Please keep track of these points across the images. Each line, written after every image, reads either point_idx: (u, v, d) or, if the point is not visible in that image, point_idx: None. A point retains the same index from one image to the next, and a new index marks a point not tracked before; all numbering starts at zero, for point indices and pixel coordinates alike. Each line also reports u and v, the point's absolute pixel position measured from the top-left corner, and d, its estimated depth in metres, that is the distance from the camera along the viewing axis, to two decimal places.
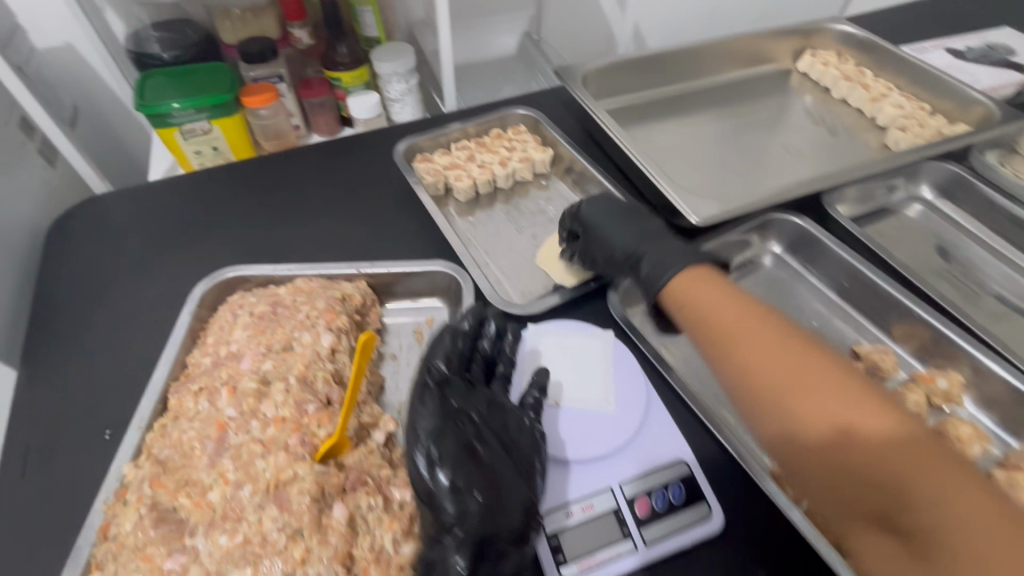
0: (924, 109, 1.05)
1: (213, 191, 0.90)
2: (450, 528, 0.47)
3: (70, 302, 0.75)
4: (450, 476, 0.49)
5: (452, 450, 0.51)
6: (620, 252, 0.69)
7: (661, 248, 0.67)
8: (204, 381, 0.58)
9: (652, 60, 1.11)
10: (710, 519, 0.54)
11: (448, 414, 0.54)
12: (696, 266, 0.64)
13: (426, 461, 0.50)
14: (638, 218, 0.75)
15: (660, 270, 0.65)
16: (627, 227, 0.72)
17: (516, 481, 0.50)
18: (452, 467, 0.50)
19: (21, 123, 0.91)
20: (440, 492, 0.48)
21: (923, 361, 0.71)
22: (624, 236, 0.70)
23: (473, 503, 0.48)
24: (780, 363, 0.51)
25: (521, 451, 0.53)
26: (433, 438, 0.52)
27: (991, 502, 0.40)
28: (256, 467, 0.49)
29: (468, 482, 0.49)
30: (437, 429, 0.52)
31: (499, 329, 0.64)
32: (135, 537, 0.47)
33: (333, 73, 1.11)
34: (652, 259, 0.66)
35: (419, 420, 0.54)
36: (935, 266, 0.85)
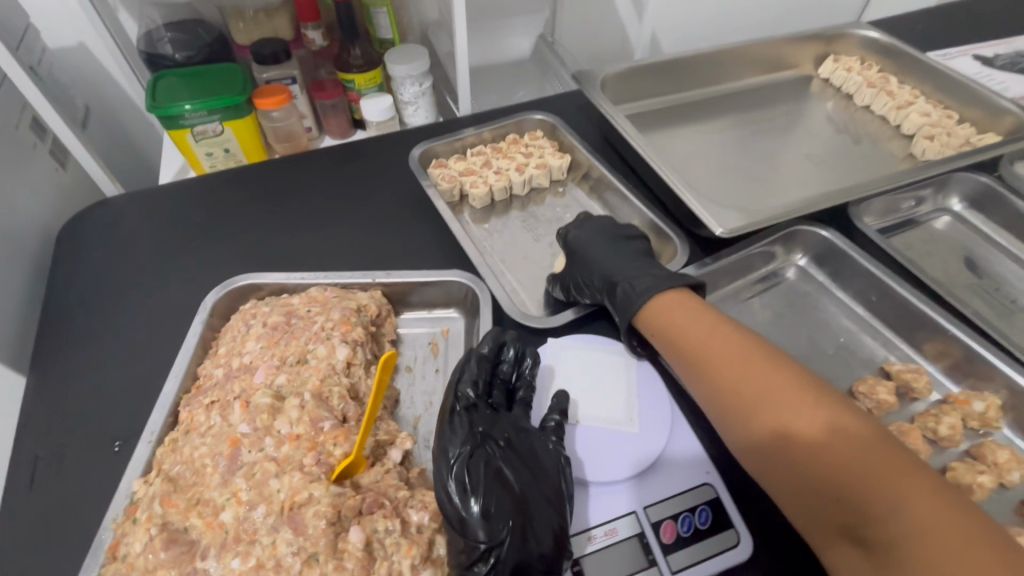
0: (951, 117, 1.02)
1: (225, 195, 0.89)
2: (482, 557, 0.46)
3: (80, 308, 0.74)
4: (482, 505, 0.48)
5: (484, 478, 0.50)
6: (596, 278, 0.68)
7: (637, 274, 0.66)
8: (216, 394, 0.56)
9: (671, 65, 1.09)
10: (739, 545, 0.52)
11: (477, 440, 0.53)
12: (672, 292, 0.63)
13: (458, 488, 0.49)
14: (618, 243, 0.73)
15: (634, 297, 0.63)
16: (605, 252, 0.70)
17: (548, 509, 0.49)
18: (485, 495, 0.48)
19: (33, 124, 0.91)
20: (473, 521, 0.47)
21: (956, 381, 0.68)
22: (600, 261, 0.69)
23: (506, 533, 0.47)
24: (759, 376, 0.52)
25: (551, 477, 0.52)
26: (462, 465, 0.50)
27: (955, 508, 0.41)
28: (270, 487, 0.48)
29: (500, 511, 0.48)
30: (465, 455, 0.51)
31: (519, 354, 0.62)
32: (145, 559, 0.45)
33: (346, 75, 1.09)
34: (627, 286, 0.65)
35: (446, 446, 0.52)
36: (966, 280, 0.82)
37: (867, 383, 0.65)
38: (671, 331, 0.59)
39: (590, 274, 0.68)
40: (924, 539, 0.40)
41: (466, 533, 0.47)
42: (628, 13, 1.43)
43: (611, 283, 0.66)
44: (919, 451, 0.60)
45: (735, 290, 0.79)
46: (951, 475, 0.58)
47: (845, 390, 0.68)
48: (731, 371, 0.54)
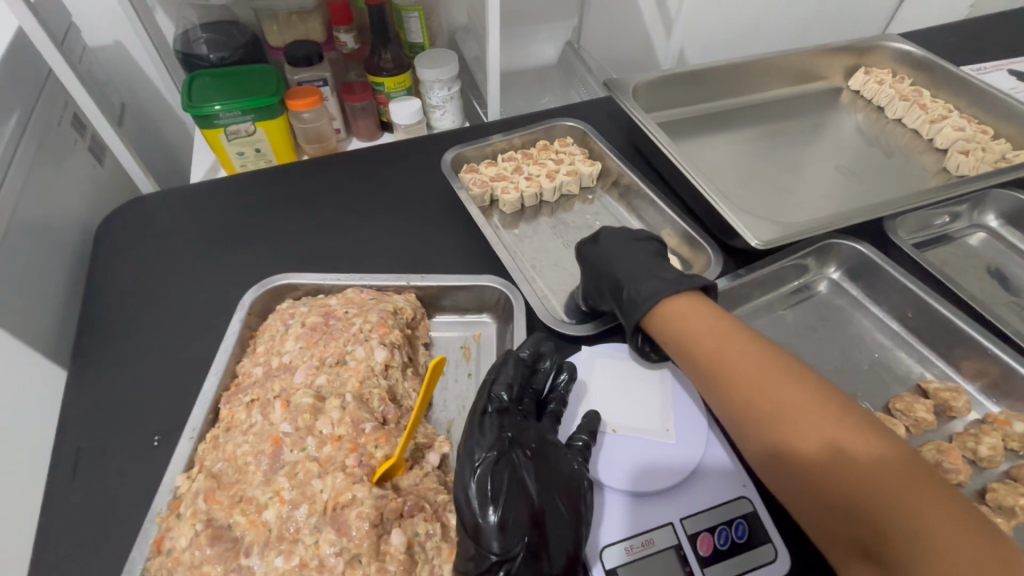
0: (986, 132, 1.01)
1: (258, 195, 0.90)
2: (492, 570, 0.46)
3: (119, 302, 0.75)
4: (500, 515, 0.47)
5: (506, 487, 0.48)
6: (608, 281, 0.68)
7: (645, 278, 0.65)
8: (257, 392, 0.57)
9: (702, 74, 1.08)
10: (778, 561, 0.51)
11: (504, 446, 0.51)
12: (677, 299, 0.61)
13: (478, 493, 0.48)
14: (637, 242, 0.72)
15: (638, 304, 0.63)
16: (618, 254, 0.69)
17: (566, 531, 0.48)
18: (504, 506, 0.47)
19: (74, 120, 0.93)
20: (489, 531, 0.46)
21: (995, 400, 0.67)
22: (612, 264, 0.68)
23: (521, 548, 0.46)
24: (771, 385, 0.52)
25: (574, 497, 0.50)
26: (485, 469, 0.49)
27: (968, 519, 0.41)
28: (313, 487, 0.48)
29: (517, 524, 0.47)
30: (489, 459, 0.50)
31: (555, 366, 0.62)
32: (191, 554, 0.46)
33: (376, 78, 1.10)
34: (632, 291, 0.64)
35: (472, 449, 0.51)
36: (1003, 298, 0.81)
37: (904, 400, 0.65)
38: (675, 341, 0.59)
39: (602, 277, 0.68)
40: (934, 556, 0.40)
41: (479, 541, 0.46)
42: (654, 22, 1.43)
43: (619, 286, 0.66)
44: (959, 471, 0.59)
45: (768, 301, 0.79)
46: (992, 496, 0.57)
47: (881, 407, 0.67)
48: (743, 379, 0.53)
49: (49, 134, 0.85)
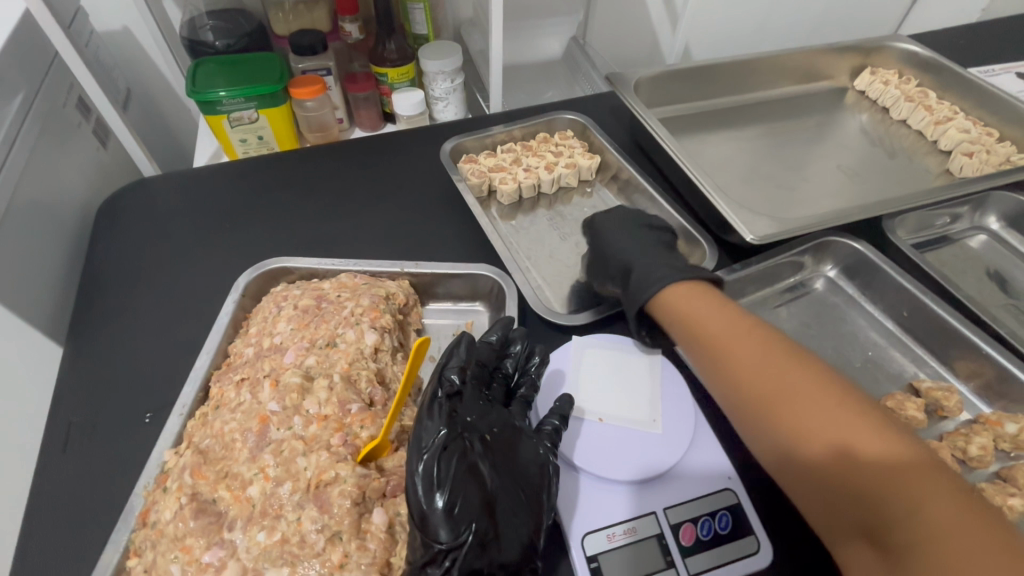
0: (991, 134, 1.00)
1: (258, 180, 0.91)
2: (438, 558, 0.45)
3: (117, 282, 0.76)
4: (447, 500, 0.45)
5: (455, 472, 0.47)
6: (617, 265, 0.69)
7: (653, 263, 0.66)
8: (247, 372, 0.57)
9: (706, 70, 1.08)
10: (759, 553, 0.52)
11: (456, 431, 0.50)
12: (683, 287, 0.62)
13: (425, 479, 0.46)
14: (645, 231, 0.73)
15: (643, 288, 0.63)
16: (628, 239, 0.71)
17: (519, 519, 0.48)
18: (453, 491, 0.46)
19: (78, 102, 0.94)
20: (436, 518, 0.45)
21: (988, 402, 0.67)
22: (623, 248, 0.70)
23: (468, 535, 0.45)
24: (777, 376, 0.52)
25: (530, 486, 0.51)
26: (433, 454, 0.48)
27: (969, 505, 0.41)
28: (297, 465, 0.49)
29: (465, 510, 0.46)
30: (439, 443, 0.48)
31: (526, 352, 0.63)
32: (175, 527, 0.46)
33: (379, 68, 1.10)
34: (639, 276, 0.65)
35: (423, 433, 0.50)
36: (1002, 300, 0.80)
37: (895, 398, 0.64)
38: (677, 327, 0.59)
39: (612, 261, 0.70)
40: (933, 543, 0.40)
41: (425, 528, 0.45)
42: (661, 19, 1.42)
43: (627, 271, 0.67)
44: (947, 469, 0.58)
45: (763, 298, 0.79)
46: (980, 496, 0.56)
47: None
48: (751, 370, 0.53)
49: (53, 116, 0.86)
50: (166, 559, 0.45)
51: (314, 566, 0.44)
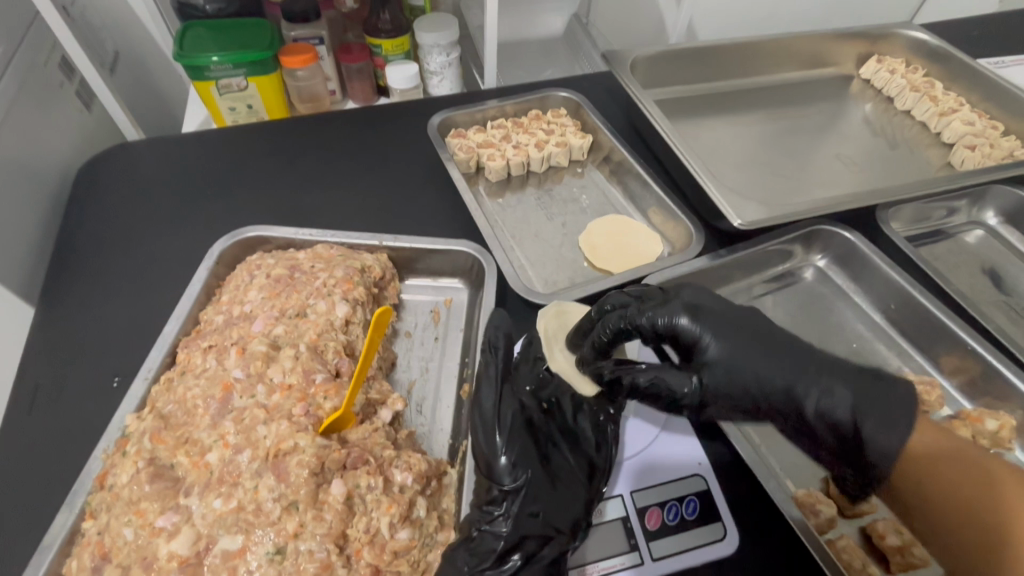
0: (996, 128, 0.97)
1: (241, 148, 0.89)
2: (497, 498, 0.48)
3: (92, 245, 0.74)
4: (505, 447, 0.49)
5: (514, 428, 0.51)
6: (768, 403, 0.49)
7: (829, 380, 0.48)
8: (214, 339, 0.56)
9: (707, 52, 1.05)
10: (724, 540, 0.51)
11: (510, 394, 0.53)
12: (881, 402, 0.47)
13: (487, 433, 0.50)
14: (752, 326, 0.52)
15: (852, 444, 0.46)
16: (760, 360, 0.49)
17: (574, 473, 0.50)
18: (509, 440, 0.49)
19: (62, 63, 0.91)
20: (497, 466, 0.48)
21: (972, 399, 0.65)
22: (762, 373, 0.49)
23: (525, 480, 0.48)
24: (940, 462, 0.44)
25: (582, 447, 0.52)
26: (491, 409, 0.52)
27: None
28: (257, 433, 0.48)
29: (523, 460, 0.49)
30: (494, 399, 0.52)
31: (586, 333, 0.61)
32: (130, 490, 0.46)
33: (373, 39, 1.07)
34: (830, 416, 0.47)
35: (480, 393, 0.53)
36: (993, 295, 0.78)
37: None
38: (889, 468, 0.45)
39: (756, 400, 0.49)
40: None
41: (488, 470, 0.49)
42: None
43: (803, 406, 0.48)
44: None
45: (749, 285, 0.77)
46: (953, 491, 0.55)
47: None
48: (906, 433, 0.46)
49: (34, 75, 0.84)
50: (119, 522, 0.45)
51: (268, 534, 0.43)
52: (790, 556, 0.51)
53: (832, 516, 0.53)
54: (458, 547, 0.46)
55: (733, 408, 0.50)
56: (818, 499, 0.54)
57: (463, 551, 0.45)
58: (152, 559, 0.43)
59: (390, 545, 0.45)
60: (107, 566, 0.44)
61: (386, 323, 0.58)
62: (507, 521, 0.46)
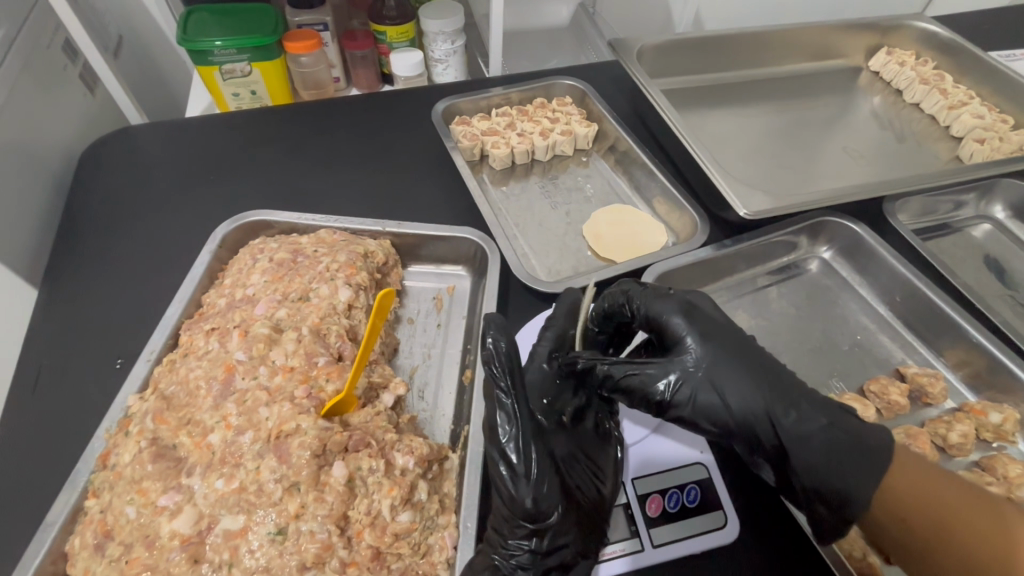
0: (1006, 121, 0.96)
1: (245, 134, 0.89)
2: (527, 534, 0.46)
3: (96, 228, 0.74)
4: (534, 485, 0.47)
5: (539, 461, 0.48)
6: (740, 415, 0.49)
7: (806, 411, 0.48)
8: (217, 321, 0.56)
9: (714, 41, 1.04)
10: (725, 528, 0.50)
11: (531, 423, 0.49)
12: (856, 443, 0.47)
13: (511, 466, 0.47)
14: (746, 343, 0.52)
15: (818, 470, 0.46)
16: (743, 372, 0.49)
17: (594, 501, 0.50)
18: (537, 477, 0.47)
19: (65, 46, 0.91)
20: (525, 501, 0.46)
21: (976, 391, 0.65)
22: (742, 386, 0.49)
23: (555, 515, 0.47)
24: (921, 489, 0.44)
25: (597, 472, 0.52)
26: (515, 443, 0.48)
27: None
28: (259, 415, 0.48)
29: (551, 493, 0.47)
30: (518, 430, 0.48)
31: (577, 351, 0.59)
32: (133, 470, 0.46)
33: (378, 26, 1.06)
34: (798, 442, 0.47)
35: (495, 422, 0.49)
36: (999, 290, 0.77)
37: (879, 382, 0.63)
38: (851, 509, 0.45)
39: (729, 410, 0.49)
40: None
41: (515, 505, 0.46)
42: None
43: (774, 424, 0.48)
44: (926, 455, 0.57)
45: (753, 276, 0.76)
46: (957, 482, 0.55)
47: (855, 388, 0.65)
48: (885, 441, 0.47)
49: (37, 57, 0.84)
50: (121, 501, 0.45)
51: (270, 515, 0.44)
52: (793, 545, 0.51)
53: None
54: (484, 572, 0.45)
55: (703, 415, 0.49)
56: None
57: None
58: (154, 537, 0.43)
59: (391, 527, 0.45)
60: (110, 543, 0.44)
61: (388, 307, 0.58)
62: (536, 556, 0.46)
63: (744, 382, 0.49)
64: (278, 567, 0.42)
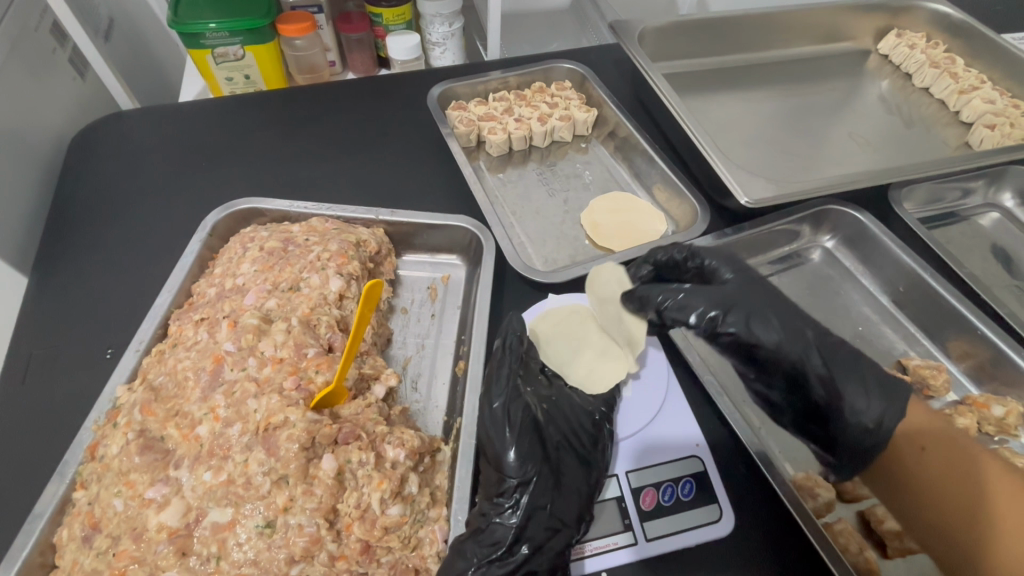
0: (1019, 106, 0.93)
1: (237, 119, 0.87)
2: (508, 492, 0.47)
3: (86, 217, 0.73)
4: (517, 445, 0.48)
5: (522, 422, 0.50)
6: (790, 338, 0.53)
7: (839, 350, 0.55)
8: (207, 311, 0.55)
9: (718, 24, 1.01)
10: (720, 521, 0.50)
11: (519, 391, 0.52)
12: (886, 377, 0.53)
13: (497, 427, 0.50)
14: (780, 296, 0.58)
15: (849, 392, 0.52)
16: (789, 309, 0.55)
17: (577, 474, 0.49)
18: (521, 438, 0.49)
19: (54, 28, 0.89)
20: (506, 459, 0.48)
21: (978, 384, 0.63)
22: (790, 318, 0.54)
23: (535, 476, 0.47)
24: (926, 450, 0.48)
25: (581, 444, 0.51)
26: (502, 406, 0.51)
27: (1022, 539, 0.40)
28: (247, 407, 0.47)
29: (533, 453, 0.48)
30: (507, 397, 0.51)
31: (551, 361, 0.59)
32: (120, 462, 0.46)
33: (374, 8, 1.03)
34: (838, 370, 0.53)
35: (491, 388, 0.52)
36: (1006, 280, 0.75)
37: None
38: (890, 420, 0.50)
39: (783, 333, 0.53)
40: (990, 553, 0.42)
41: (498, 465, 0.48)
42: None
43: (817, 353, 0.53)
44: None
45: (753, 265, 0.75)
46: None
47: None
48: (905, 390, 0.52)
49: (26, 41, 0.82)
50: (109, 493, 0.45)
51: (258, 508, 0.43)
52: (791, 545, 0.50)
53: (830, 500, 0.52)
54: (468, 538, 0.45)
55: (762, 334, 0.52)
56: (816, 482, 0.53)
57: (474, 543, 0.44)
58: (141, 529, 0.43)
59: (381, 521, 0.45)
60: (97, 535, 0.43)
61: (376, 296, 0.56)
62: (518, 517, 0.46)
63: (791, 318, 0.54)
64: (266, 561, 0.42)
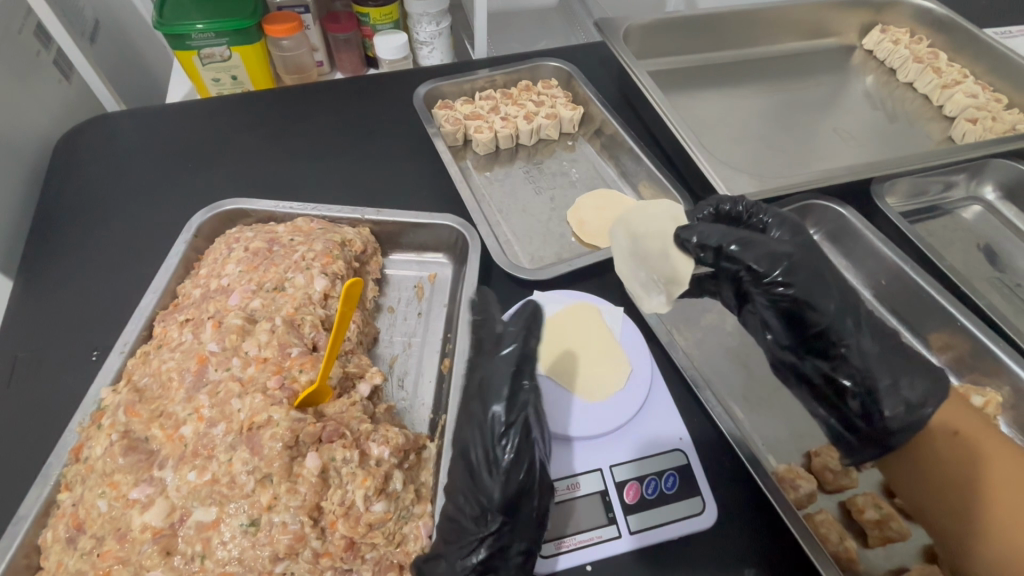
0: (999, 100, 0.94)
1: (223, 120, 0.87)
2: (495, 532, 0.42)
3: (71, 219, 0.73)
4: (521, 482, 0.42)
5: (528, 453, 0.43)
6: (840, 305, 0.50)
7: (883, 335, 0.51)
8: (191, 313, 0.55)
9: (703, 21, 1.02)
10: (703, 514, 0.50)
11: (526, 413, 0.44)
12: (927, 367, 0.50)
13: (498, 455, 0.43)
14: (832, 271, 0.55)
15: (890, 372, 0.49)
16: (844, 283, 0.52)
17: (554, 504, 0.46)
18: (525, 473, 0.42)
19: (37, 30, 0.88)
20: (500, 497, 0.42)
21: (958, 374, 0.64)
22: (843, 289, 0.51)
23: (528, 513, 0.42)
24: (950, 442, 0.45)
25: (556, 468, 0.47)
26: (517, 437, 0.43)
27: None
28: (231, 407, 0.47)
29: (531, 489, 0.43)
30: (520, 422, 0.43)
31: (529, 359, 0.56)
32: (104, 463, 0.46)
33: (360, 8, 1.03)
34: (885, 351, 0.50)
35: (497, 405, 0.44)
36: (988, 272, 0.76)
37: None
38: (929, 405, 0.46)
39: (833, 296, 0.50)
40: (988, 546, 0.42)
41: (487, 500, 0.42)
42: None
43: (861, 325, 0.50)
44: None
45: None
46: None
47: None
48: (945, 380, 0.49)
49: (10, 44, 0.82)
50: (92, 494, 0.45)
51: (242, 507, 0.43)
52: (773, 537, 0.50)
53: (811, 491, 0.52)
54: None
55: (810, 293, 0.49)
56: (798, 474, 0.53)
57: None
58: (126, 529, 0.43)
59: (365, 517, 0.45)
60: (82, 536, 0.44)
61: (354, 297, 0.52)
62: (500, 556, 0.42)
63: (842, 291, 0.51)
64: (251, 559, 0.42)
